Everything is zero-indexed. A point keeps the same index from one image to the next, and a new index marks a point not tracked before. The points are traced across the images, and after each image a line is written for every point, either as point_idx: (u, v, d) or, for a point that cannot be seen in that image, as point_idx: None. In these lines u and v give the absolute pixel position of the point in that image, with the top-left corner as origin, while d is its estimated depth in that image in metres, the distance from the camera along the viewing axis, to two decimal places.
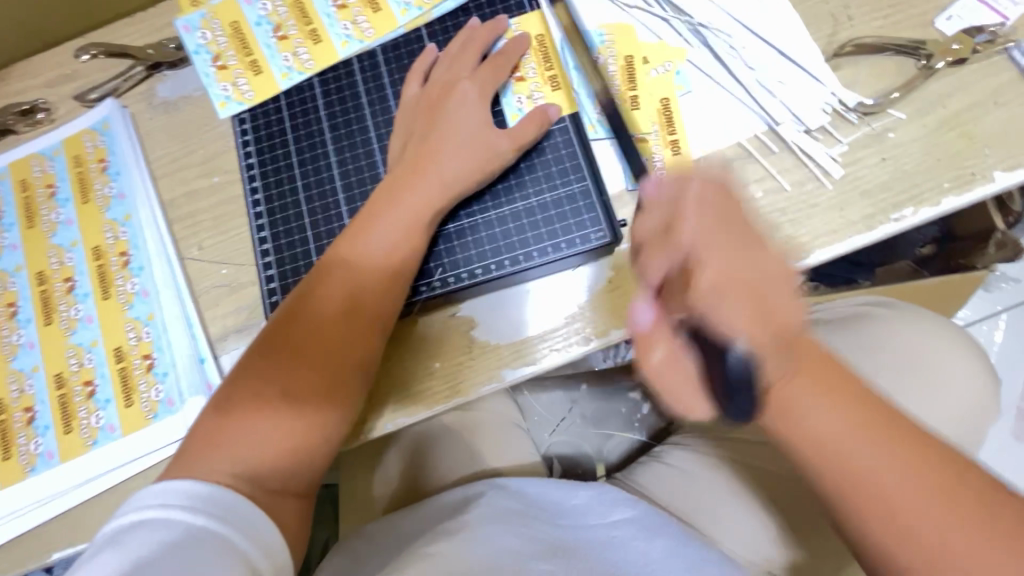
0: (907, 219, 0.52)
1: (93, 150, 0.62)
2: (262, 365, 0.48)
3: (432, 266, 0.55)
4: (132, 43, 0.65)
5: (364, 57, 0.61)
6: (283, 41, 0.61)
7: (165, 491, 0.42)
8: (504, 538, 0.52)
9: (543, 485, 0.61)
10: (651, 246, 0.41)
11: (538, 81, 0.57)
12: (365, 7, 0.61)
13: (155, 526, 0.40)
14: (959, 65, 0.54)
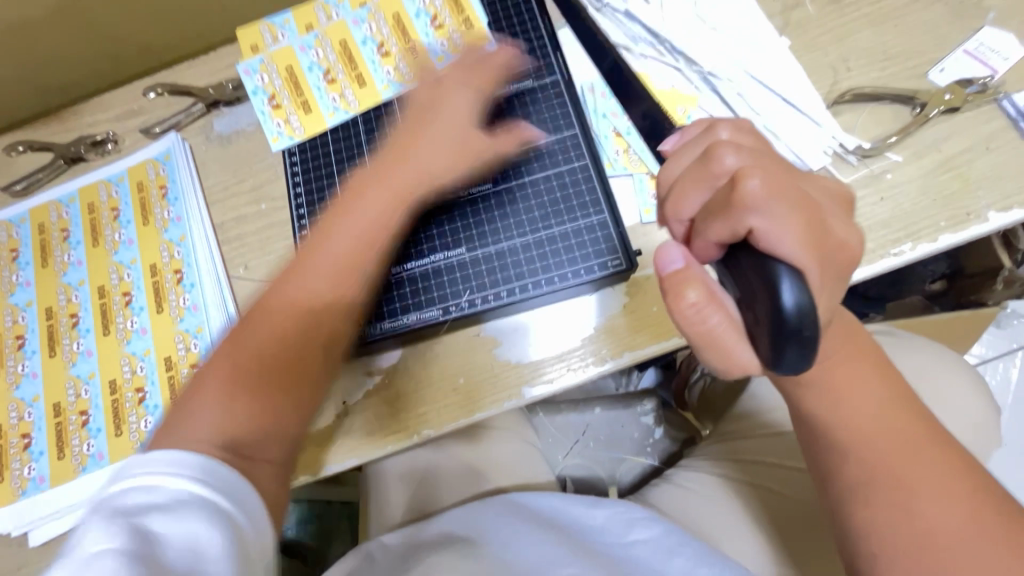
0: (905, 254, 0.55)
1: (154, 178, 0.69)
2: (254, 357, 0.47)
3: (460, 288, 0.58)
4: (195, 83, 0.73)
5: (403, 100, 0.66)
6: (332, 84, 0.68)
7: (154, 459, 0.38)
8: (528, 544, 0.55)
9: (563, 502, 0.64)
10: (682, 178, 0.35)
11: (555, 118, 0.61)
12: (405, 52, 0.68)
13: (143, 494, 0.36)
14: (952, 113, 0.59)
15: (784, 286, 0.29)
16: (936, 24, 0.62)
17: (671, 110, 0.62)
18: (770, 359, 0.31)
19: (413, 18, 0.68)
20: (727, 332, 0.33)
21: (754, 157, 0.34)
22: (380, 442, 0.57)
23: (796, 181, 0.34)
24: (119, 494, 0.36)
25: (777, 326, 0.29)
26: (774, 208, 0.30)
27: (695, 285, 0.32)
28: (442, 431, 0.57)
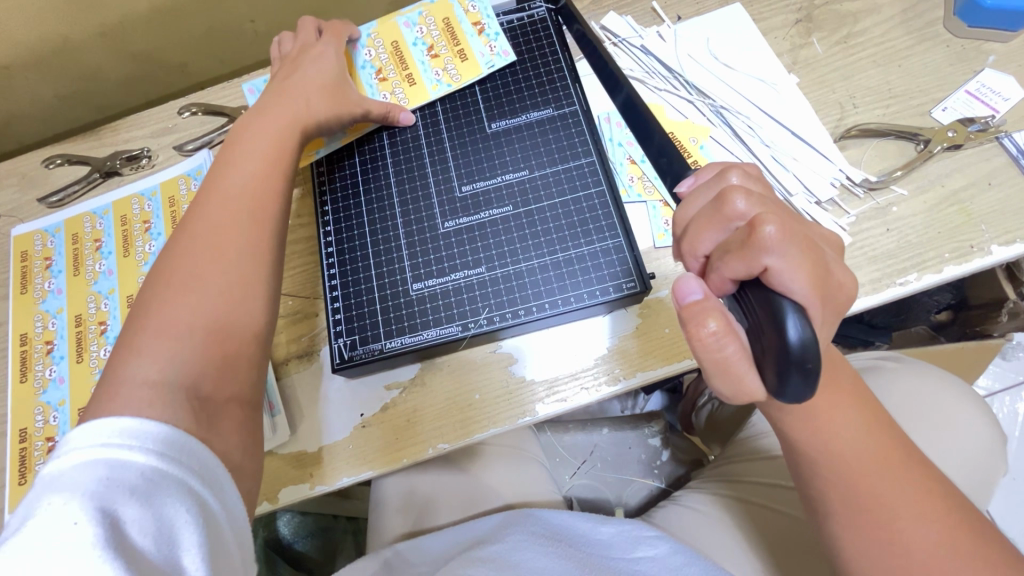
0: (911, 284, 0.57)
1: (186, 192, 0.72)
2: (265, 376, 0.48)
3: (479, 306, 0.59)
4: (227, 104, 0.76)
5: (430, 133, 0.66)
6: (383, 82, 0.66)
7: (113, 427, 0.37)
8: (533, 562, 0.56)
9: (570, 517, 0.66)
10: (700, 219, 0.36)
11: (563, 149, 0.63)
12: (403, 81, 0.66)
13: (105, 464, 0.35)
14: (954, 149, 0.61)
15: (789, 322, 0.30)
16: (939, 66, 0.65)
17: (685, 142, 0.65)
18: (777, 387, 0.31)
19: (412, 50, 0.67)
20: (739, 363, 0.32)
21: (768, 202, 0.35)
22: (396, 455, 0.58)
23: (801, 225, 0.36)
24: (82, 462, 0.35)
25: (783, 356, 0.30)
26: (787, 250, 0.31)
27: (713, 315, 0.32)
28: (456, 445, 0.58)
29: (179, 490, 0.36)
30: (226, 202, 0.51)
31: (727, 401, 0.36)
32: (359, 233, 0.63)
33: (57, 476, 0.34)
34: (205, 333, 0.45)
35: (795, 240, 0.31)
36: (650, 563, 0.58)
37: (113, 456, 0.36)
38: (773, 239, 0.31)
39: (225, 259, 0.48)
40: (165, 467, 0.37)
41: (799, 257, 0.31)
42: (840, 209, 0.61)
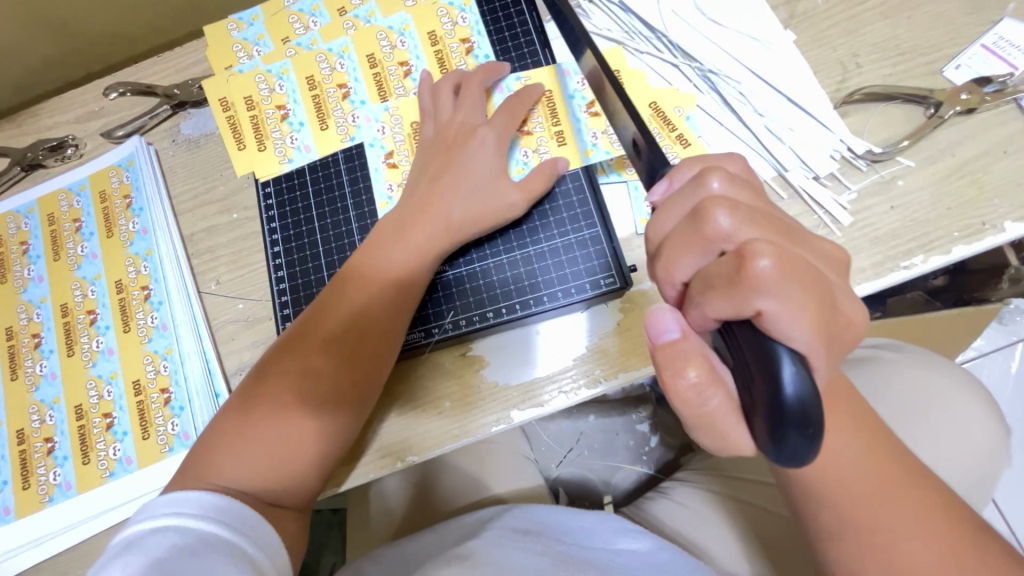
0: (916, 268, 0.52)
1: (118, 186, 0.65)
2: (275, 386, 0.47)
3: (444, 309, 0.56)
4: (158, 82, 0.68)
5: (385, 126, 0.61)
6: (354, 67, 0.62)
7: (189, 498, 0.40)
8: (511, 559, 0.52)
9: (556, 511, 0.62)
10: (676, 240, 0.31)
11: (545, 135, 0.58)
12: (551, 135, 0.58)
13: (171, 532, 0.38)
14: (968, 114, 0.55)
15: (785, 373, 0.25)
16: (953, 16, 0.58)
17: (669, 112, 0.58)
18: (768, 447, 0.26)
19: (553, 83, 0.59)
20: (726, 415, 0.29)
21: (759, 221, 0.30)
22: (361, 469, 0.53)
23: (798, 244, 0.31)
24: (160, 528, 0.38)
25: (774, 417, 0.25)
26: (783, 291, 0.26)
27: (693, 361, 0.29)
28: (426, 457, 0.54)
29: (230, 552, 0.39)
30: (356, 309, 0.50)
31: (717, 447, 0.32)
32: (311, 241, 0.60)
33: (138, 540, 0.38)
34: (302, 461, 0.46)
35: (794, 278, 0.27)
36: (632, 557, 0.55)
37: (179, 523, 0.39)
38: (769, 277, 0.26)
39: (355, 387, 0.49)
40: (222, 533, 0.40)
41: (797, 299, 0.26)
42: (839, 184, 0.55)
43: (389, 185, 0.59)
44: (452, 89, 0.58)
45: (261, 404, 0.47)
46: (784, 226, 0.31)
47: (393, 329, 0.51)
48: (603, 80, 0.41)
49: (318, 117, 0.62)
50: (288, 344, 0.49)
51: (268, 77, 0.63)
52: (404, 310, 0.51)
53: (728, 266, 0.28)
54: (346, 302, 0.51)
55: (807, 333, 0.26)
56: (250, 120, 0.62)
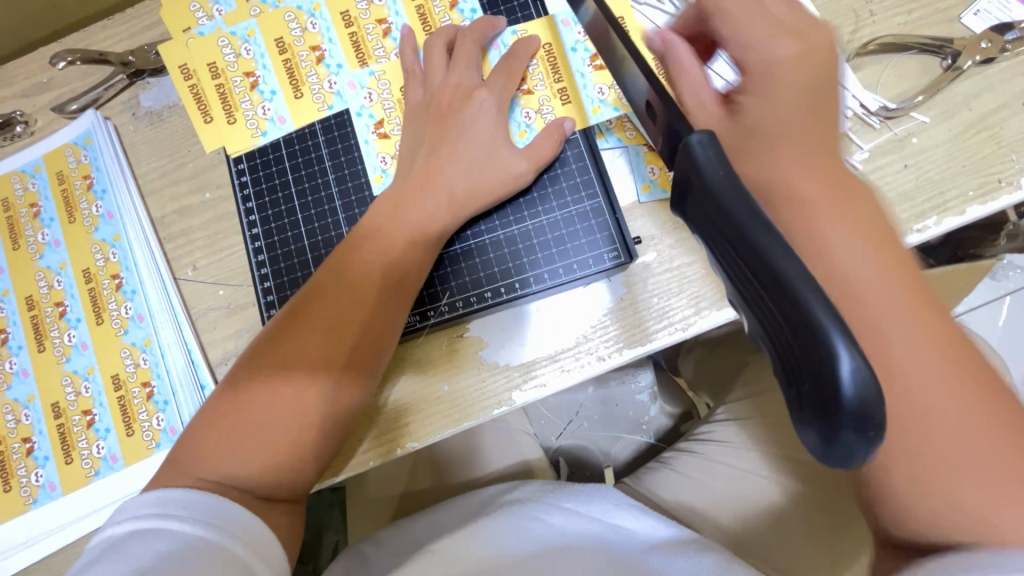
0: (929, 230, 0.50)
1: (76, 167, 0.60)
2: (265, 383, 0.44)
3: (439, 290, 0.53)
4: (111, 48, 0.61)
5: (369, 95, 0.56)
6: (328, 26, 0.57)
7: (173, 499, 0.38)
8: (503, 538, 0.50)
9: (558, 484, 0.61)
10: None
11: (547, 93, 0.54)
12: (554, 93, 0.54)
13: (156, 536, 0.36)
14: (986, 64, 0.52)
15: (839, 358, 0.22)
16: None
17: None
18: (819, 446, 0.24)
19: (552, 36, 0.55)
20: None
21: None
22: (359, 457, 0.52)
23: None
24: (144, 531, 0.36)
25: (826, 416, 0.23)
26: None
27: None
28: (426, 443, 0.52)
29: (217, 556, 0.36)
30: (347, 292, 0.46)
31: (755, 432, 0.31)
32: (291, 221, 0.55)
33: (120, 546, 0.36)
34: (300, 452, 0.44)
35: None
36: (629, 533, 0.52)
37: (163, 525, 0.37)
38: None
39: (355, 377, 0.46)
40: (208, 536, 0.37)
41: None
42: (851, 143, 0.52)
43: (381, 156, 0.55)
44: (444, 48, 0.54)
45: (251, 396, 0.44)
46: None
47: (394, 314, 0.48)
48: (609, 30, 0.36)
49: (291, 85, 0.57)
50: (275, 335, 0.46)
51: (233, 41, 0.58)
52: (402, 293, 0.48)
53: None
54: (342, 283, 0.47)
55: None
56: (216, 90, 0.57)
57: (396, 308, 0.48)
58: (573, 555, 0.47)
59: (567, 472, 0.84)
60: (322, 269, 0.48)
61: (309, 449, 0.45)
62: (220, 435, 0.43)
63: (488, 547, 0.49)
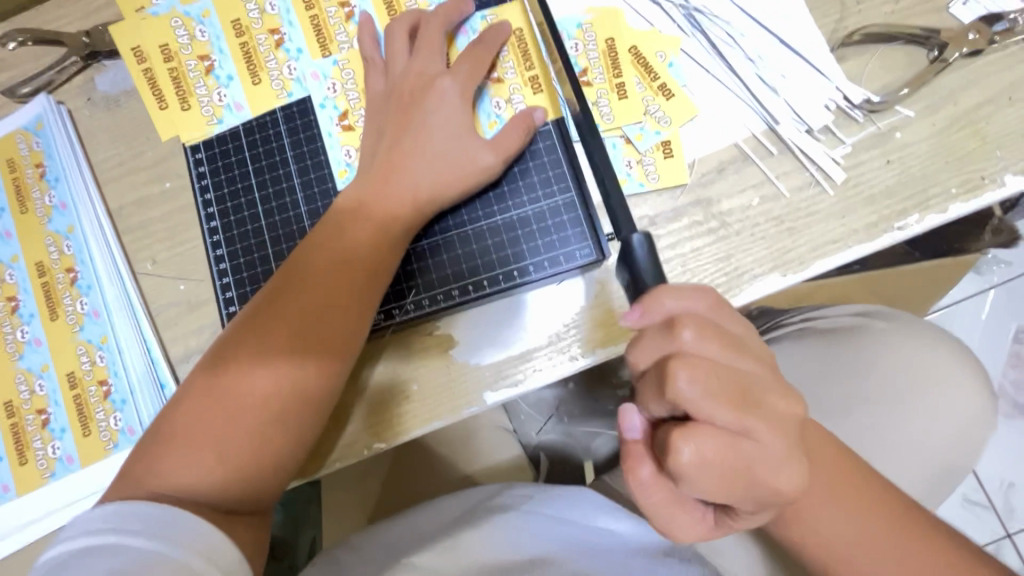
0: (911, 228, 0.49)
1: (28, 154, 0.57)
2: (220, 384, 0.42)
3: (406, 287, 0.51)
4: (64, 28, 0.58)
5: (331, 86, 0.53)
6: (287, 10, 0.54)
7: (127, 514, 0.37)
8: (483, 545, 0.50)
9: (540, 487, 0.60)
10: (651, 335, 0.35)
11: (518, 82, 0.52)
12: (524, 82, 0.52)
13: (108, 554, 0.35)
14: (973, 57, 0.50)
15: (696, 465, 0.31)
16: None
17: (650, 58, 0.52)
18: None
19: (524, 22, 0.52)
20: (668, 504, 0.35)
21: (710, 345, 0.33)
22: (326, 460, 0.50)
23: (742, 355, 0.34)
24: (96, 550, 0.35)
25: None
26: (699, 399, 0.31)
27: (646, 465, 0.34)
28: (395, 444, 0.50)
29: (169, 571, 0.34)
30: (307, 291, 0.44)
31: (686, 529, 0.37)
32: (252, 214, 0.53)
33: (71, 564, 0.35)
34: (261, 461, 0.42)
35: (709, 390, 0.31)
36: (610, 540, 0.52)
37: (115, 544, 0.35)
38: (687, 391, 0.31)
39: (316, 383, 0.44)
40: (162, 551, 0.35)
41: (715, 413, 0.32)
42: (834, 137, 0.50)
43: (346, 149, 0.53)
44: (407, 35, 0.51)
45: (209, 398, 0.42)
46: (736, 347, 0.34)
47: (361, 315, 0.46)
48: None
49: (249, 70, 0.54)
50: (231, 336, 0.44)
51: (187, 22, 0.55)
52: (370, 288, 0.46)
53: (656, 370, 0.33)
54: (308, 281, 0.45)
55: (704, 450, 0.31)
56: (168, 75, 0.54)
57: (364, 305, 0.46)
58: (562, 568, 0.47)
59: (546, 468, 0.82)
60: (287, 265, 0.46)
61: (268, 457, 0.43)
62: (175, 445, 0.41)
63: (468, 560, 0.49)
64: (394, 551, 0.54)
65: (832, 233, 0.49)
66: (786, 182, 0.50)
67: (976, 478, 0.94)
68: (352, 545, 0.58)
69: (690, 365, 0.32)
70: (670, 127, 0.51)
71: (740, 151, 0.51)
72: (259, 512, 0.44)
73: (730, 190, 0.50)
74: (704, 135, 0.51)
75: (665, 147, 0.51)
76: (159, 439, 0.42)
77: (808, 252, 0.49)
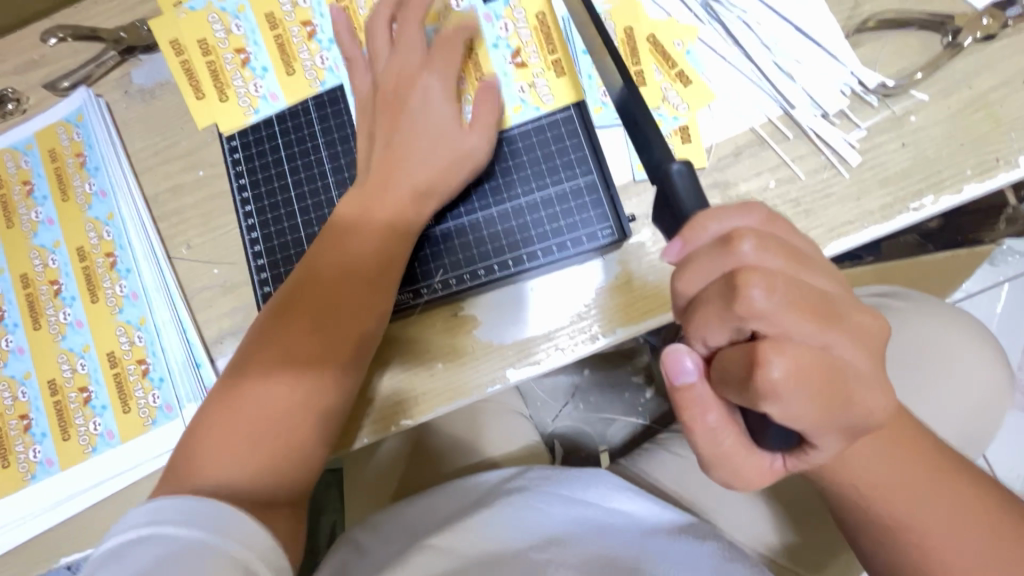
0: (927, 209, 0.50)
1: (69, 145, 0.59)
2: (259, 357, 0.44)
3: (432, 267, 0.52)
4: (102, 24, 0.60)
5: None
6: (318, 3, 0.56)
7: (168, 507, 0.39)
8: (505, 523, 0.51)
9: (558, 469, 0.61)
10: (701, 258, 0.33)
11: (541, 66, 0.53)
12: (547, 66, 0.53)
13: (153, 542, 0.37)
14: (987, 42, 0.51)
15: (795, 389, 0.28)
16: None
17: (668, 46, 0.53)
18: None
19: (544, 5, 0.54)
20: (738, 449, 0.36)
21: (772, 256, 0.32)
22: (355, 437, 0.52)
23: (807, 269, 0.32)
24: (141, 539, 0.37)
25: None
26: (780, 312, 0.30)
27: (711, 407, 0.35)
28: (421, 420, 0.52)
29: (213, 556, 0.36)
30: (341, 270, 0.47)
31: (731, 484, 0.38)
32: (285, 198, 0.55)
33: (118, 554, 0.37)
34: (300, 435, 0.45)
35: (787, 301, 0.30)
36: (629, 520, 0.53)
37: (159, 531, 0.37)
38: (760, 303, 0.30)
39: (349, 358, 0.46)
40: (203, 536, 0.37)
41: (792, 326, 0.30)
42: (849, 121, 0.52)
43: None
44: (434, 24, 0.53)
45: (250, 371, 0.44)
46: (799, 259, 0.32)
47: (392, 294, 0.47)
48: None
49: (282, 61, 0.56)
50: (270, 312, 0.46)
51: (223, 17, 0.57)
52: (384, 285, 0.48)
53: (721, 289, 0.31)
54: (323, 280, 0.47)
55: (796, 363, 0.29)
56: (207, 67, 0.56)
57: (377, 302, 0.47)
58: (575, 544, 0.48)
59: (562, 456, 0.85)
60: (302, 265, 0.48)
61: (303, 429, 0.45)
62: (219, 418, 0.44)
63: (492, 537, 0.50)
64: (417, 532, 0.56)
65: (847, 215, 0.50)
66: (803, 165, 0.51)
67: (991, 471, 0.94)
68: (375, 525, 0.59)
69: (763, 276, 0.30)
70: (688, 112, 0.52)
71: (757, 135, 0.52)
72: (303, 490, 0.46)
73: (747, 173, 0.52)
74: (722, 120, 0.53)
75: (684, 132, 0.52)
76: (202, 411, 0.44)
77: (825, 233, 0.50)
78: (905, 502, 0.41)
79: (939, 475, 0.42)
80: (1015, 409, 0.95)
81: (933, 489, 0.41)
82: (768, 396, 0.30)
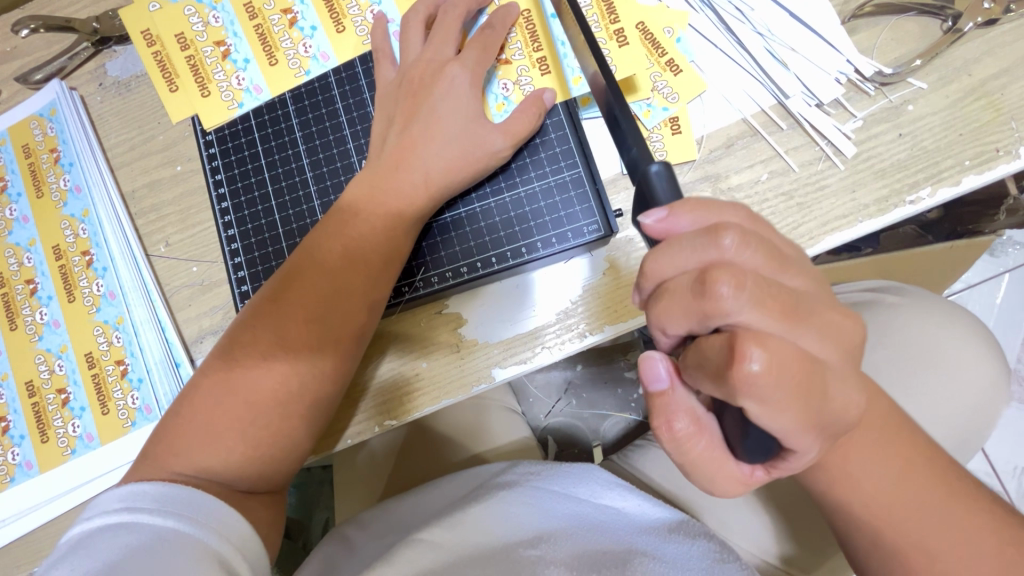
0: (923, 202, 0.48)
1: (42, 140, 0.58)
2: (233, 361, 0.43)
3: (415, 265, 0.51)
4: (74, 14, 0.58)
5: (341, 68, 0.54)
6: None
7: (142, 493, 0.38)
8: (490, 520, 0.50)
9: (547, 464, 0.60)
10: (675, 244, 0.31)
11: (526, 63, 0.51)
12: (532, 63, 0.51)
13: (126, 530, 0.36)
14: (988, 27, 0.49)
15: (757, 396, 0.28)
16: None
17: (658, 34, 0.51)
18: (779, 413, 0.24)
19: (531, 2, 0.52)
20: (710, 458, 0.35)
21: (752, 254, 0.30)
22: (338, 437, 0.51)
23: (791, 264, 0.32)
24: (112, 527, 0.36)
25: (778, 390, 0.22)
26: (746, 312, 0.29)
27: (682, 414, 0.35)
28: (405, 421, 0.51)
29: (189, 550, 0.35)
30: (320, 270, 0.45)
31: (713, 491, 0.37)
32: (262, 194, 0.54)
33: (87, 543, 0.36)
34: (278, 441, 0.43)
35: (756, 300, 0.29)
36: (616, 518, 0.52)
37: (131, 520, 0.36)
38: (728, 302, 0.29)
39: (330, 363, 0.44)
40: (179, 528, 0.37)
41: (762, 325, 0.29)
42: (845, 111, 0.50)
43: (357, 130, 0.53)
44: (423, 25, 0.51)
45: (225, 377, 0.43)
46: (778, 260, 0.31)
47: (374, 292, 0.46)
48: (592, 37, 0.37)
49: (264, 52, 0.54)
50: (248, 316, 0.45)
51: (200, 9, 0.55)
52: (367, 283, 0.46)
53: (692, 282, 0.30)
54: (316, 276, 0.45)
55: (775, 357, 0.28)
56: (185, 61, 0.55)
57: (370, 304, 0.46)
58: (564, 541, 0.47)
59: (554, 452, 0.84)
60: (297, 255, 0.47)
61: (283, 436, 0.43)
62: (194, 426, 0.42)
63: (476, 536, 0.49)
64: (404, 527, 0.54)
65: (843, 208, 0.49)
66: (796, 158, 0.50)
67: (988, 463, 0.93)
68: (362, 522, 0.58)
69: (735, 273, 0.29)
70: (678, 103, 0.51)
71: (749, 126, 0.51)
72: (277, 491, 0.45)
73: (739, 165, 0.50)
74: (713, 111, 0.51)
75: (674, 123, 0.51)
76: (179, 415, 0.43)
77: (819, 227, 0.49)
78: (897, 503, 0.40)
79: (933, 474, 0.41)
80: (1013, 400, 0.94)
81: (928, 492, 0.40)
82: (740, 390, 0.28)
